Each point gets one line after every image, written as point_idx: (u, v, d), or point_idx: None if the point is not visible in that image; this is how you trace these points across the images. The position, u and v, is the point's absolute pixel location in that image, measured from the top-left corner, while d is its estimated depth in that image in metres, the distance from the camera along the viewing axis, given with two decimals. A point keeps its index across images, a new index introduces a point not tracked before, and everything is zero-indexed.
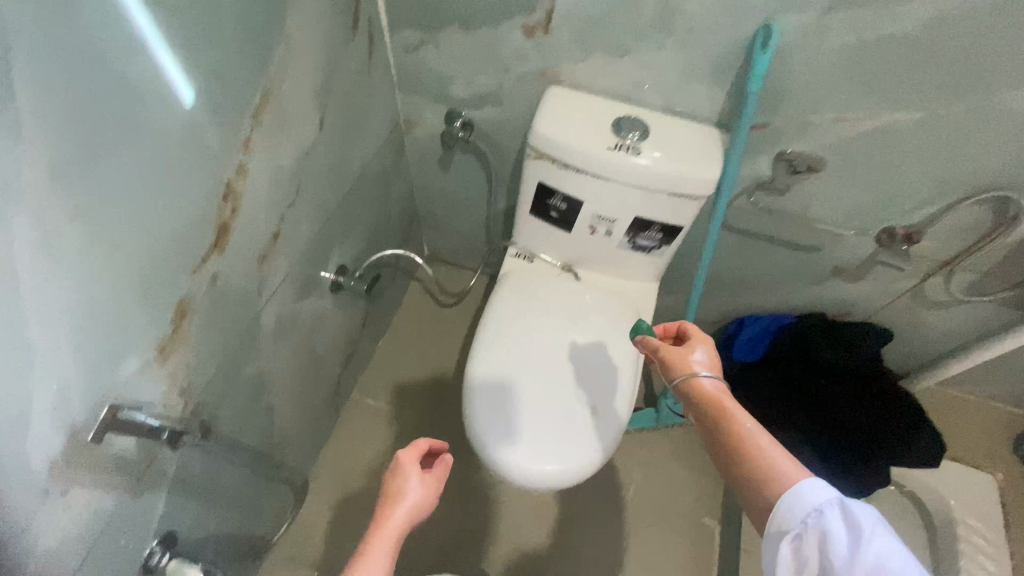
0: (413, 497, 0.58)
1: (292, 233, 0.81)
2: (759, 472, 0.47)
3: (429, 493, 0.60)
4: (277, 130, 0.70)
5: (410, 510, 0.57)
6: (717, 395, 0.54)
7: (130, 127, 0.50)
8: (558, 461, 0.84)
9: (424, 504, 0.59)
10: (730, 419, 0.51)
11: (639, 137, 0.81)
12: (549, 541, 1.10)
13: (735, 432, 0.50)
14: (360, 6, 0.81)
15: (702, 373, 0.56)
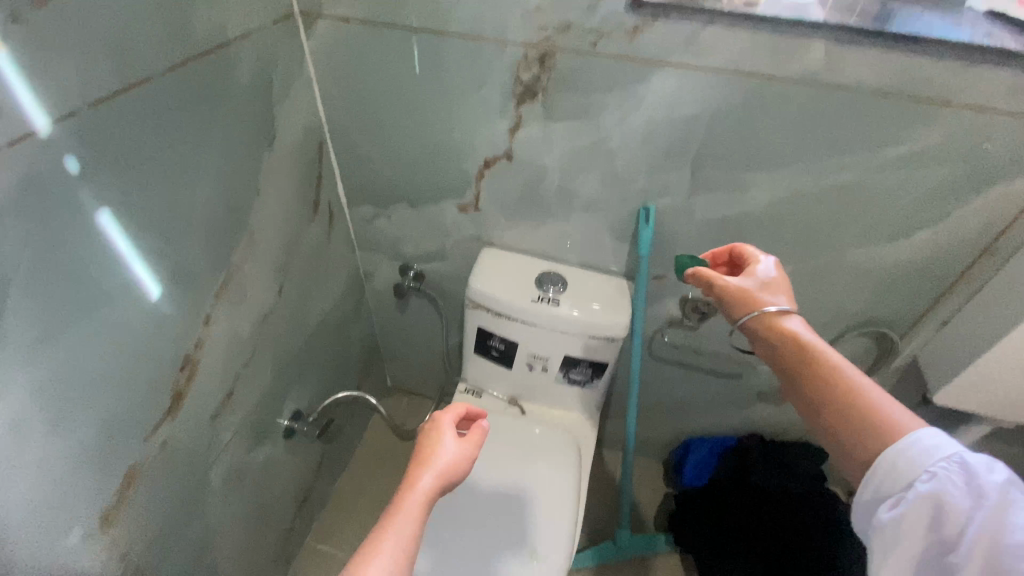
0: (443, 454, 0.68)
1: (247, 388, 0.89)
2: (853, 412, 0.53)
3: (459, 451, 0.69)
4: (235, 304, 0.80)
5: (439, 466, 0.66)
6: (806, 334, 0.60)
7: (101, 326, 0.60)
8: None
9: (456, 460, 0.68)
10: (826, 363, 0.56)
11: (557, 290, 0.93)
12: None
13: (831, 372, 0.56)
14: (320, 193, 0.97)
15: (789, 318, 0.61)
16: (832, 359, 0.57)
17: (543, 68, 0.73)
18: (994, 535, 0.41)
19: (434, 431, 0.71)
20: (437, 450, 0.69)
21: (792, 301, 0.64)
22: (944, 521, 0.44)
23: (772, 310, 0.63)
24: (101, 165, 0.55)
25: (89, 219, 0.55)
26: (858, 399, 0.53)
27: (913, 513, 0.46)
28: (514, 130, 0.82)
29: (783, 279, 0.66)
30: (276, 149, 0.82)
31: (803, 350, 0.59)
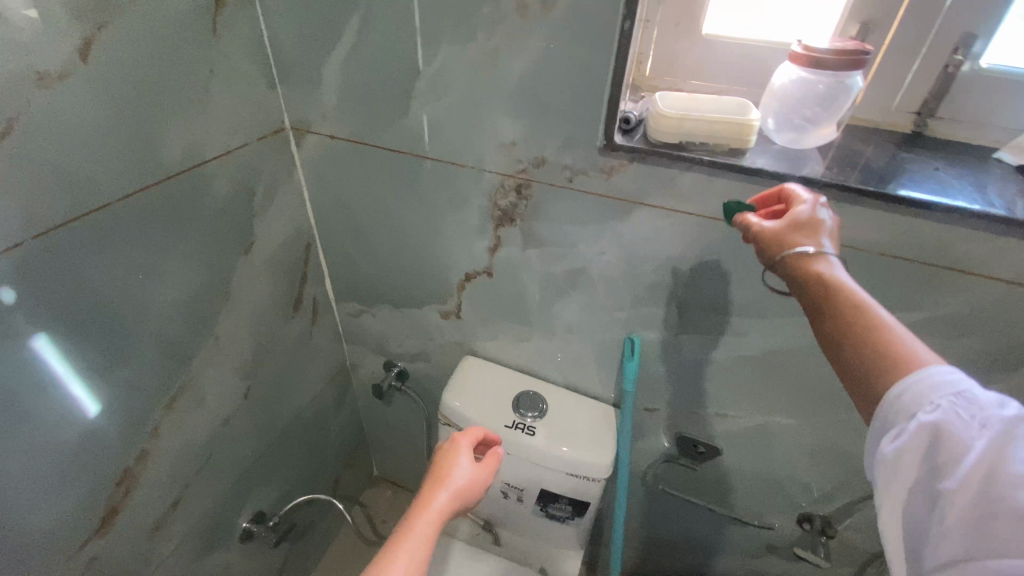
0: (457, 475, 0.66)
1: (197, 497, 0.84)
2: (885, 374, 0.40)
3: (475, 473, 0.67)
4: (190, 410, 0.78)
5: (454, 486, 0.65)
6: (842, 281, 0.44)
7: (22, 449, 0.57)
8: None
9: (472, 483, 0.66)
10: (870, 325, 0.41)
11: (535, 416, 0.86)
12: None
13: (858, 320, 0.42)
14: (304, 290, 0.96)
15: (829, 271, 0.45)
16: (860, 302, 0.43)
17: (521, 196, 0.70)
18: (998, 469, 0.35)
19: (451, 450, 0.70)
20: (452, 470, 0.67)
21: (830, 234, 0.48)
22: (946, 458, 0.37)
23: (808, 259, 0.46)
24: (39, 291, 0.54)
25: (19, 345, 0.54)
26: (884, 346, 0.41)
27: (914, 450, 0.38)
28: (493, 250, 0.78)
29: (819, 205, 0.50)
30: (254, 254, 0.81)
31: (829, 294, 0.44)
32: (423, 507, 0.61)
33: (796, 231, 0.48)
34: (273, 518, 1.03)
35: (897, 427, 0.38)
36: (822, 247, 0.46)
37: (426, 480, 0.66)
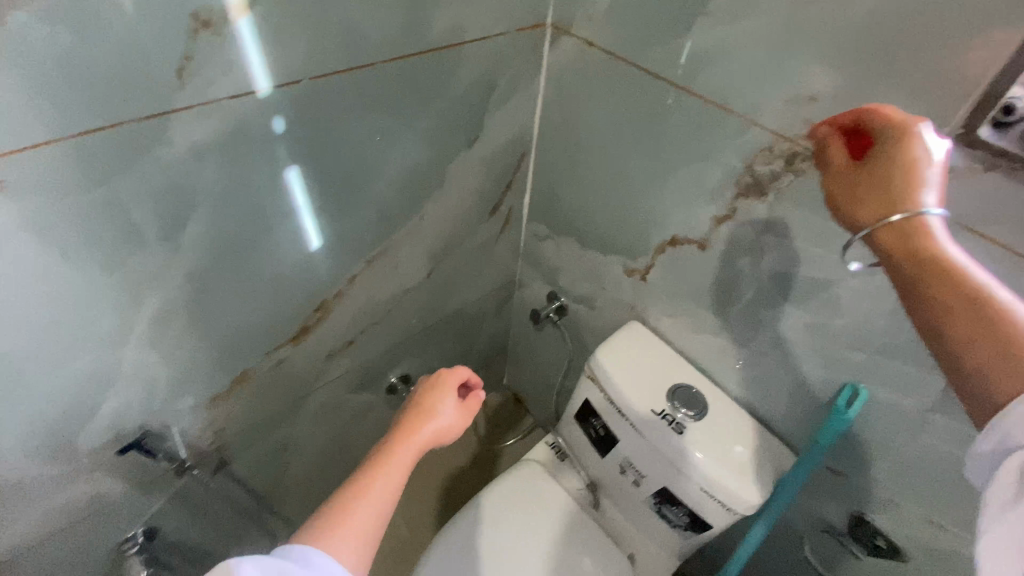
0: (442, 415, 0.68)
1: (363, 346, 0.94)
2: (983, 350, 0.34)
3: (456, 419, 0.69)
4: (384, 272, 0.85)
5: (432, 428, 0.66)
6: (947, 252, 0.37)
7: (259, 256, 0.67)
8: None
9: (449, 424, 0.68)
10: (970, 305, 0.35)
11: (687, 416, 0.77)
12: None
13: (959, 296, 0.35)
14: (504, 198, 0.95)
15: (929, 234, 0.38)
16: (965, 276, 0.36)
17: (790, 167, 0.56)
18: None
19: (436, 388, 0.70)
20: (433, 412, 0.68)
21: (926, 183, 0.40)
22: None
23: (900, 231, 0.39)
24: (300, 130, 0.60)
25: (279, 172, 0.62)
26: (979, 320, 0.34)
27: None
28: (720, 221, 0.66)
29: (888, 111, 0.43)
30: (475, 148, 0.81)
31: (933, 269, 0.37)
32: (403, 438, 0.63)
33: (855, 185, 0.44)
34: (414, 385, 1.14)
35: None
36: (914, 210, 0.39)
37: (408, 411, 0.68)
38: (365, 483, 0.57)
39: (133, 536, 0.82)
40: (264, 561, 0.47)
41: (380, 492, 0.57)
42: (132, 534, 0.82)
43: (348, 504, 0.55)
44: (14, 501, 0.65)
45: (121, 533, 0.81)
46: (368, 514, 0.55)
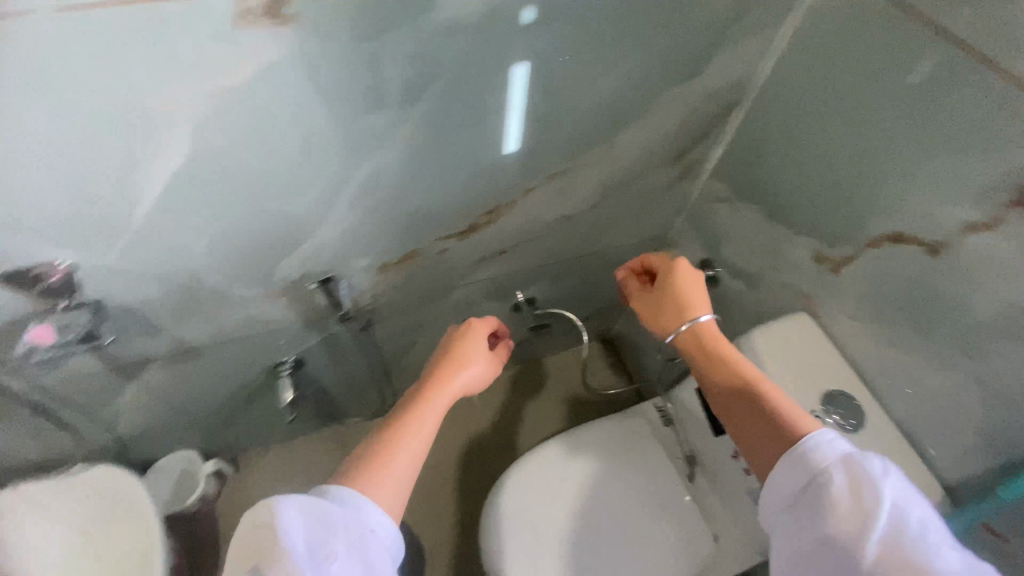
0: (472, 365, 0.74)
1: (514, 258, 0.97)
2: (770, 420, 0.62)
3: (483, 370, 0.75)
4: (558, 192, 0.85)
5: (465, 377, 0.72)
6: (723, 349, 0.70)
7: (464, 145, 0.69)
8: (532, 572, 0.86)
9: (473, 380, 0.73)
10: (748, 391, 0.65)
11: (839, 423, 0.72)
12: None
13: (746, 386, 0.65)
14: (694, 148, 0.89)
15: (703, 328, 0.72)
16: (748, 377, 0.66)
17: None
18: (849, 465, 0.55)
19: (465, 341, 0.76)
20: (466, 362, 0.74)
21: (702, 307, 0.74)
22: (828, 479, 0.54)
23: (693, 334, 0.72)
24: (547, 26, 0.59)
25: (509, 65, 0.62)
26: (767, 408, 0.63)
27: (811, 466, 0.56)
28: (974, 229, 0.59)
29: (668, 259, 0.80)
30: (694, 86, 0.76)
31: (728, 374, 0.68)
32: (433, 394, 0.68)
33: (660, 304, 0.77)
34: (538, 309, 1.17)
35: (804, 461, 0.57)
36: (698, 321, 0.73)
37: (435, 364, 0.74)
38: (399, 435, 0.62)
39: (285, 362, 0.95)
40: (304, 501, 0.52)
41: (410, 447, 0.62)
42: (284, 360, 0.94)
43: (385, 454, 0.60)
44: (223, 301, 0.77)
45: (279, 356, 0.93)
46: (404, 463, 0.60)
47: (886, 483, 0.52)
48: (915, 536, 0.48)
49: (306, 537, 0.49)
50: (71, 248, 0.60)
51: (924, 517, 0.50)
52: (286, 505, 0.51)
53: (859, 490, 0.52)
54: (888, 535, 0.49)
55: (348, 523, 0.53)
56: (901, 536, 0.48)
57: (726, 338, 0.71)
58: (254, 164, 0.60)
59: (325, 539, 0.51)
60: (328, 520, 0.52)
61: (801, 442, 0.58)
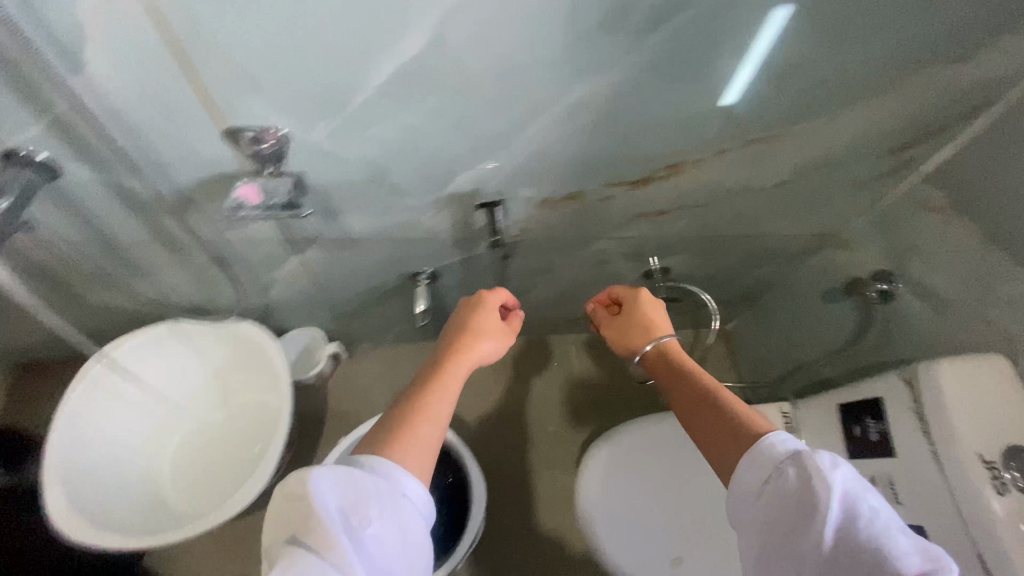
0: (486, 340, 0.71)
1: (674, 221, 0.91)
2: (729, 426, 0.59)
3: (495, 346, 0.72)
4: (750, 161, 0.78)
5: (481, 349, 0.70)
6: (686, 365, 0.71)
7: (680, 89, 0.64)
8: (612, 532, 0.84)
9: (489, 349, 0.71)
10: (711, 396, 0.63)
11: (1018, 484, 0.64)
12: (550, 553, 1.17)
13: (708, 395, 0.63)
14: (918, 143, 0.79)
15: (666, 339, 0.75)
16: (708, 387, 0.65)
17: None
18: (806, 465, 0.50)
19: (479, 313, 0.74)
20: (480, 335, 0.71)
21: (664, 330, 0.78)
22: (784, 473, 0.50)
23: (656, 348, 0.76)
24: None
25: (771, 7, 0.55)
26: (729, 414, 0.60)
27: (768, 461, 0.52)
28: None
29: (634, 290, 0.84)
30: (958, 69, 0.66)
31: (690, 387, 0.66)
32: (449, 363, 0.66)
33: (620, 330, 0.82)
34: (670, 281, 1.05)
35: (771, 467, 0.52)
36: (660, 339, 0.76)
37: (447, 337, 0.71)
38: (423, 403, 0.59)
39: (423, 272, 0.98)
40: (336, 471, 0.48)
41: (434, 413, 0.58)
42: (424, 270, 0.98)
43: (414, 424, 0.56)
44: (393, 199, 0.79)
45: (421, 263, 0.96)
46: (432, 430, 0.56)
47: (840, 471, 0.48)
48: (869, 526, 0.45)
49: (339, 501, 0.46)
50: (289, 115, 0.62)
51: (880, 509, 0.46)
52: (319, 474, 0.47)
53: (809, 476, 0.49)
54: (843, 528, 0.46)
55: (387, 490, 0.48)
56: (854, 530, 0.45)
57: (688, 355, 0.74)
58: (475, 67, 0.58)
59: (359, 505, 0.46)
60: (363, 488, 0.47)
61: (759, 441, 0.54)
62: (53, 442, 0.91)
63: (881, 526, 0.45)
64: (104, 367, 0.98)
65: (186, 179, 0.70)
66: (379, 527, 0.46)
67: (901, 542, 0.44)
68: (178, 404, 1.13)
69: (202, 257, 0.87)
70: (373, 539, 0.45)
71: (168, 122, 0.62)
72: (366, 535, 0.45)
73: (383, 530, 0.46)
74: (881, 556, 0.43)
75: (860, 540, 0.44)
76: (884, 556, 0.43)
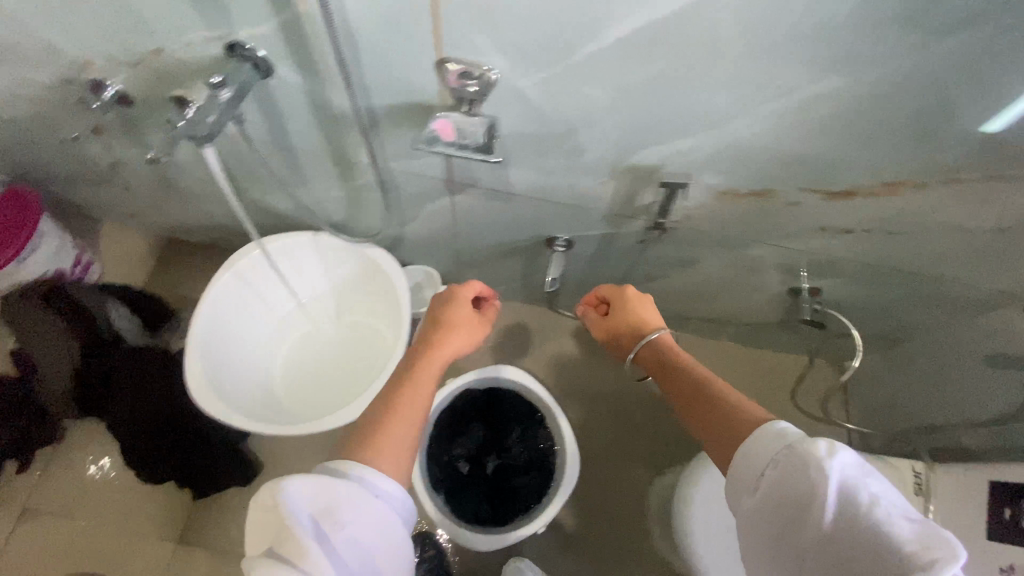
0: (455, 339, 0.80)
1: (852, 243, 0.83)
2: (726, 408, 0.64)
3: (462, 343, 0.81)
4: (977, 199, 0.69)
5: (450, 347, 0.79)
6: (679, 357, 0.77)
7: (943, 103, 0.57)
8: (716, 557, 0.93)
9: (461, 347, 0.81)
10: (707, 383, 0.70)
11: None
12: (611, 540, 1.16)
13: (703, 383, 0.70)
14: None
15: (660, 332, 0.82)
16: (701, 376, 0.71)
17: None
18: (810, 457, 0.50)
19: (447, 319, 0.83)
20: (451, 335, 0.80)
21: (655, 325, 0.84)
22: (778, 466, 0.53)
23: (652, 341, 0.81)
24: None
25: None
26: (725, 400, 0.66)
27: (763, 452, 0.55)
28: None
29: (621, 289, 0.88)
30: None
31: (688, 376, 0.72)
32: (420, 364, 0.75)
33: (614, 325, 0.87)
34: (818, 305, 1.00)
35: (772, 459, 0.53)
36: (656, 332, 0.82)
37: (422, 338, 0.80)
38: (397, 406, 0.66)
39: (560, 239, 0.96)
40: (310, 481, 0.52)
41: (405, 416, 0.65)
42: (561, 237, 0.95)
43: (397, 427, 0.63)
44: (568, 162, 0.75)
45: (562, 231, 0.94)
46: (408, 427, 0.65)
47: (835, 459, 0.49)
48: (868, 511, 0.46)
49: (308, 507, 0.50)
50: (507, 57, 0.60)
51: (882, 497, 0.48)
52: (293, 487, 0.51)
53: (806, 465, 0.50)
54: (842, 512, 0.47)
55: (358, 500, 0.52)
56: (854, 516, 0.47)
57: (679, 348, 0.80)
58: (729, 37, 0.53)
59: (329, 514, 0.50)
60: (335, 498, 0.51)
61: (758, 434, 0.56)
62: (199, 315, 0.99)
63: (883, 512, 0.46)
64: (248, 261, 1.06)
65: (385, 104, 0.71)
66: (353, 530, 0.50)
67: (909, 527, 0.45)
68: (302, 307, 1.20)
69: (366, 177, 0.90)
70: (344, 544, 0.49)
71: (393, 44, 0.61)
72: (339, 542, 0.49)
73: (357, 534, 0.50)
74: (884, 541, 0.45)
75: (864, 526, 0.46)
76: (889, 542, 0.45)
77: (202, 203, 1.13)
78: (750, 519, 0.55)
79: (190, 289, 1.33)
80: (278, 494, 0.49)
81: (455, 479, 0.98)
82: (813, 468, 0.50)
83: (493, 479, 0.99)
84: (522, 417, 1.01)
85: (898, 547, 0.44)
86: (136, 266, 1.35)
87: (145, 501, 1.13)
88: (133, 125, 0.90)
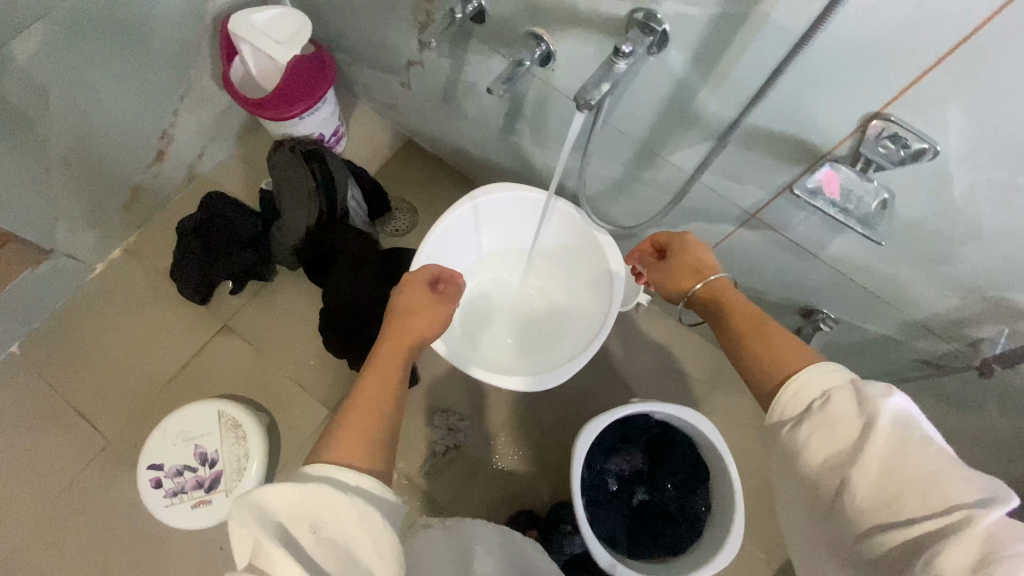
0: (418, 323, 0.77)
1: None
2: (777, 359, 0.58)
3: (430, 322, 0.78)
4: None
5: (413, 330, 0.76)
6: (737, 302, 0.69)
7: None
8: None
9: (425, 330, 0.77)
10: (763, 332, 0.62)
11: None
12: None
13: (758, 332, 0.62)
14: None
15: (720, 277, 0.73)
16: (757, 323, 0.64)
17: None
18: (866, 389, 0.50)
19: (411, 303, 0.79)
20: (411, 317, 0.77)
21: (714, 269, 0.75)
22: (831, 399, 0.51)
23: (708, 286, 0.73)
24: None
25: None
26: (776, 349, 0.59)
27: (810, 390, 0.53)
28: None
29: (677, 233, 0.79)
30: None
31: (741, 326, 0.65)
32: (382, 350, 0.73)
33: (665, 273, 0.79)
34: None
35: (825, 395, 0.52)
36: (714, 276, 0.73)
37: (384, 324, 0.77)
38: (355, 403, 0.64)
39: (822, 315, 0.86)
40: (275, 491, 0.51)
41: (358, 416, 0.62)
42: (825, 313, 0.86)
43: (360, 420, 0.62)
44: (922, 262, 0.66)
45: (831, 309, 0.85)
46: (369, 420, 0.62)
47: (891, 396, 0.49)
48: (923, 438, 0.46)
49: (281, 513, 0.50)
50: (970, 151, 0.52)
51: (929, 432, 0.48)
52: (264, 497, 0.51)
53: (866, 400, 0.49)
54: (895, 434, 0.47)
55: (332, 504, 0.50)
56: (908, 441, 0.46)
57: (740, 294, 0.71)
58: None
59: (304, 519, 0.50)
60: (310, 503, 0.50)
61: (797, 377, 0.54)
62: (434, 233, 1.03)
63: (935, 446, 0.46)
64: (488, 198, 1.07)
65: (761, 127, 0.64)
66: (329, 533, 0.50)
67: (954, 464, 0.45)
68: (516, 252, 1.23)
69: (660, 174, 0.85)
70: (317, 546, 0.49)
71: (844, 79, 0.53)
72: (312, 545, 0.49)
73: (333, 534, 0.50)
74: (933, 471, 0.44)
75: (915, 456, 0.45)
76: (939, 475, 0.44)
77: (466, 126, 1.14)
78: (785, 449, 0.53)
79: (407, 194, 1.39)
80: (246, 508, 0.50)
81: (602, 491, 1.00)
82: (873, 394, 0.49)
83: (636, 507, 1.00)
84: (685, 467, 0.96)
85: (947, 480, 0.44)
86: (369, 154, 1.42)
87: (315, 368, 1.23)
88: (462, 40, 0.89)
